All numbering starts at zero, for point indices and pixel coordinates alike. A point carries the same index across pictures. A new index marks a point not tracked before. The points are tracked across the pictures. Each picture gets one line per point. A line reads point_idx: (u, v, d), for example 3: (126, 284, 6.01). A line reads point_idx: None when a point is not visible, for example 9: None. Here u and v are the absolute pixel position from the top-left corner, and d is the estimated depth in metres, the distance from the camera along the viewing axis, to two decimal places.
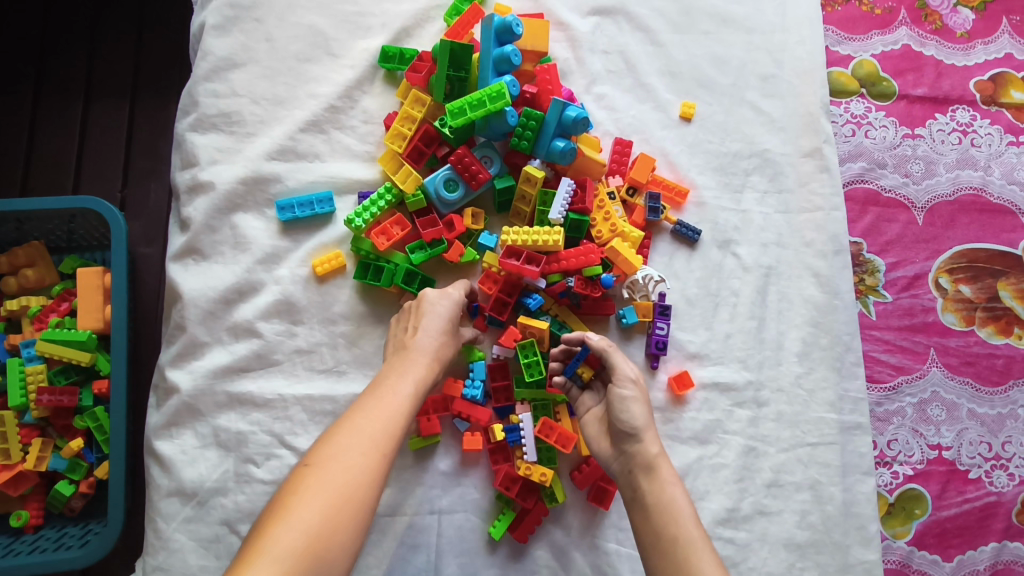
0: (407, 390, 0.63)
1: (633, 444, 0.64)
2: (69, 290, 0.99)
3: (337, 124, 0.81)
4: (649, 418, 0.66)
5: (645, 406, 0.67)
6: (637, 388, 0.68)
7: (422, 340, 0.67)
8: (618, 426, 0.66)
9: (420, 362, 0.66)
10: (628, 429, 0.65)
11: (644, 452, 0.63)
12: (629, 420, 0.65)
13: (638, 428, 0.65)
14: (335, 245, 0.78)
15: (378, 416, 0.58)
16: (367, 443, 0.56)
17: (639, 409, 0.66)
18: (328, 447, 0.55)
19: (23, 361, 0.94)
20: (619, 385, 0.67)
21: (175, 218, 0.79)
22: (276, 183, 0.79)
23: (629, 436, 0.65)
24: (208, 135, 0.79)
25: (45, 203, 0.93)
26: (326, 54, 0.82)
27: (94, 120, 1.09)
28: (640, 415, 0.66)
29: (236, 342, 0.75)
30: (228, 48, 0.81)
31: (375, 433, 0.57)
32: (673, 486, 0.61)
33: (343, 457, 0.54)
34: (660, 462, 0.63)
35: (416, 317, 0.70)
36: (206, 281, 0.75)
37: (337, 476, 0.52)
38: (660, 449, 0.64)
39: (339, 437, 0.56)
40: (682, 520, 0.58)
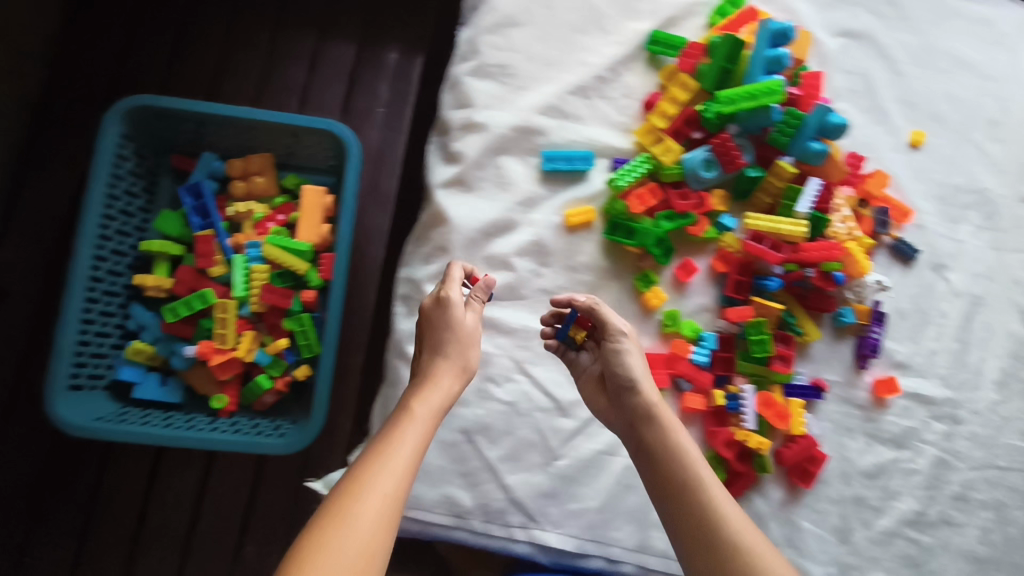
0: (427, 431, 0.61)
1: (631, 398, 0.66)
2: (288, 204, 1.08)
3: (600, 93, 0.86)
4: (645, 369, 0.68)
5: (645, 361, 0.69)
6: (633, 340, 0.70)
7: (440, 374, 0.66)
8: (615, 379, 0.67)
9: (431, 392, 0.64)
10: (626, 383, 0.67)
11: (645, 405, 0.65)
12: (629, 374, 0.67)
13: (637, 383, 0.66)
14: (587, 201, 0.83)
15: (394, 466, 0.56)
16: (396, 482, 0.55)
17: (614, 361, 0.68)
18: (356, 492, 0.54)
19: (246, 258, 1.01)
20: (631, 342, 0.69)
21: (441, 151, 0.85)
22: (541, 136, 0.84)
23: (630, 392, 0.66)
24: (484, 83, 0.85)
25: (294, 120, 1.01)
26: (597, 28, 0.88)
27: (324, 53, 1.19)
28: (637, 369, 0.67)
29: (492, 272, 0.81)
30: (513, 7, 0.87)
31: (390, 484, 0.55)
32: (685, 439, 0.63)
33: (377, 502, 0.53)
34: (660, 411, 0.65)
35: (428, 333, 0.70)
36: (471, 212, 0.82)
37: (370, 518, 0.52)
38: (661, 400, 0.66)
39: (361, 487, 0.54)
40: (700, 468, 0.61)
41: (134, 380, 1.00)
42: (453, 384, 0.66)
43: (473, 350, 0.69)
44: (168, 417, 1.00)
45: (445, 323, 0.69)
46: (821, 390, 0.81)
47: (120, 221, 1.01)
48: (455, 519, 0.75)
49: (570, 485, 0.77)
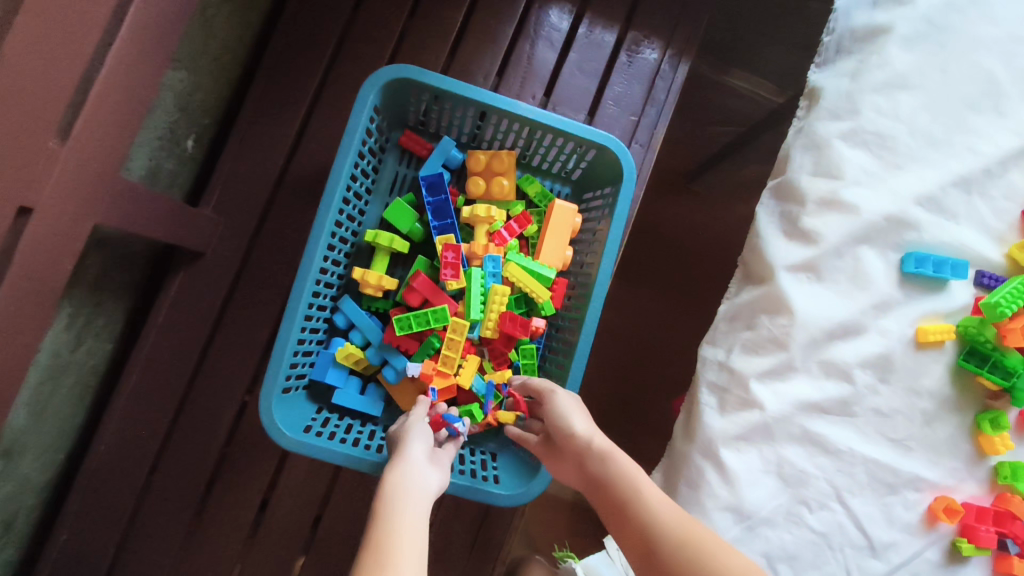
0: (414, 510, 0.56)
1: (565, 434, 0.70)
2: (525, 214, 0.94)
3: (982, 190, 0.73)
4: (586, 418, 0.72)
5: (578, 408, 0.73)
6: (564, 393, 0.75)
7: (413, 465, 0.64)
8: (557, 430, 0.71)
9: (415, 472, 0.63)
10: (565, 430, 0.70)
11: (598, 446, 0.67)
12: (568, 421, 0.70)
13: (574, 427, 0.70)
14: (943, 316, 0.72)
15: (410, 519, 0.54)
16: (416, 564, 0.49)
17: (572, 413, 0.71)
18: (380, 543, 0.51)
19: (483, 274, 0.88)
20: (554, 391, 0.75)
21: (786, 223, 0.74)
22: (913, 231, 0.72)
23: (568, 438, 0.70)
24: (857, 151, 0.72)
25: (572, 127, 0.86)
26: (993, 108, 0.74)
27: (580, 41, 1.03)
28: (564, 409, 0.72)
29: (826, 380, 0.70)
30: (906, 65, 0.73)
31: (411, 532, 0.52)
32: (622, 460, 0.65)
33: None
34: (616, 453, 0.66)
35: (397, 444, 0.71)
36: (818, 308, 0.70)
37: None
38: (604, 441, 0.67)
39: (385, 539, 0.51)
40: (642, 492, 0.61)
41: (337, 385, 0.87)
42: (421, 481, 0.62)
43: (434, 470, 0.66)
44: (369, 431, 0.89)
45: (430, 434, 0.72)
46: None
47: (354, 206, 0.89)
48: None
49: None
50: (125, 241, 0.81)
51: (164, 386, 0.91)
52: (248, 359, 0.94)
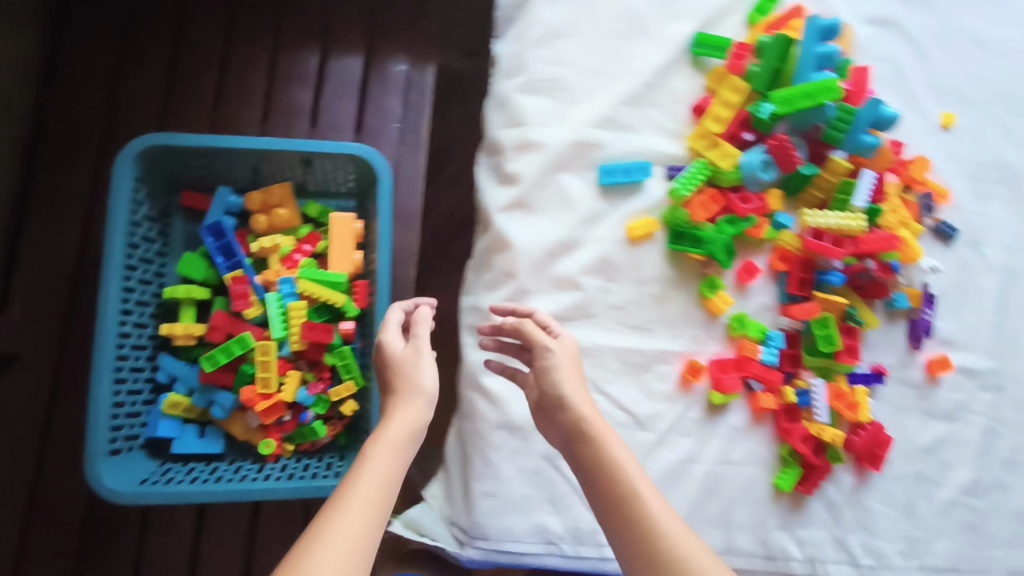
0: (367, 485, 0.57)
1: (556, 402, 0.65)
2: (314, 233, 1.03)
3: (650, 101, 0.85)
4: (582, 387, 0.67)
5: (562, 370, 0.67)
6: (560, 349, 0.69)
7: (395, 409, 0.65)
8: (547, 393, 0.67)
9: (408, 425, 0.64)
10: (555, 399, 0.66)
11: (589, 425, 0.63)
12: (554, 388, 0.66)
13: (567, 398, 0.65)
14: (645, 212, 0.82)
15: (366, 496, 0.56)
16: (354, 548, 0.52)
17: (552, 375, 0.67)
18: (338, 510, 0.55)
19: (280, 296, 0.97)
20: (538, 348, 0.68)
21: (495, 171, 0.83)
22: (598, 149, 0.82)
23: (562, 410, 0.65)
24: (537, 98, 0.82)
25: (318, 145, 0.96)
26: (641, 34, 0.86)
27: (330, 71, 1.12)
28: (561, 373, 0.67)
29: (559, 292, 0.79)
30: (558, 18, 0.84)
31: (367, 514, 0.55)
32: (616, 448, 0.62)
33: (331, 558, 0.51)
34: (592, 424, 0.63)
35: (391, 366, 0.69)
36: (534, 233, 0.80)
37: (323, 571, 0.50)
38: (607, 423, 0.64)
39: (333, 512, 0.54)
40: (631, 481, 0.59)
41: (171, 435, 0.95)
42: (408, 430, 0.64)
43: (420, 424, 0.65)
44: (212, 469, 0.95)
45: (416, 358, 0.69)
46: (882, 375, 0.84)
47: (142, 271, 0.95)
48: (546, 545, 0.75)
49: None
50: None
51: (17, 485, 0.97)
52: None
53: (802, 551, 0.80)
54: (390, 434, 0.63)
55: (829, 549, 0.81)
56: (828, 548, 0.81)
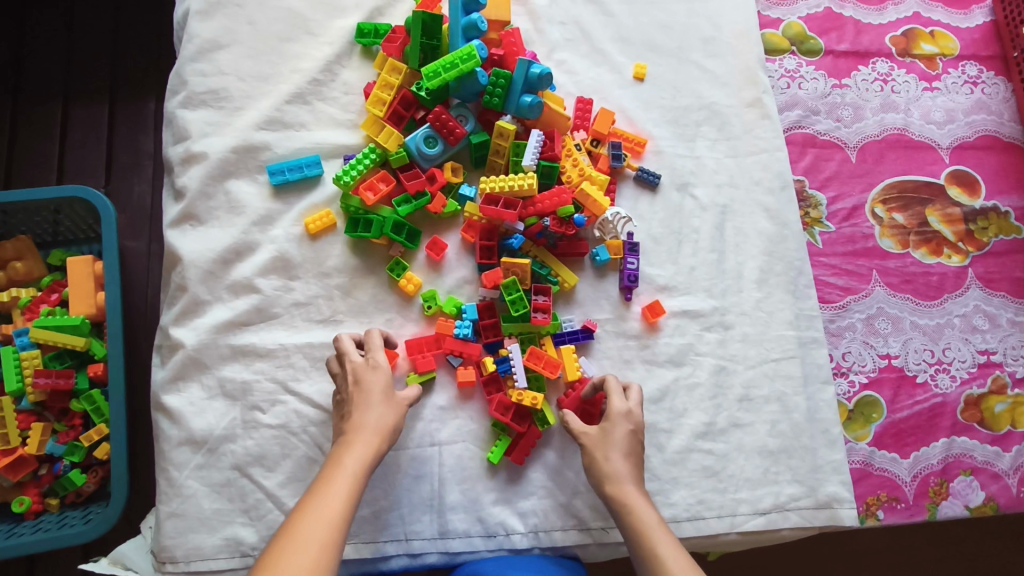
0: (359, 457, 0.63)
1: (595, 474, 0.70)
2: (58, 281, 1.02)
3: (319, 96, 0.86)
4: (631, 459, 0.70)
5: (626, 441, 0.71)
6: (629, 422, 0.72)
7: (359, 417, 0.67)
8: (592, 472, 0.70)
9: (361, 447, 0.64)
10: (603, 479, 0.69)
11: (619, 494, 0.67)
12: (594, 467, 0.70)
13: (604, 474, 0.69)
14: (324, 205, 0.83)
15: (325, 515, 0.56)
16: (335, 517, 0.56)
17: (611, 448, 0.70)
18: (288, 542, 0.53)
19: (17, 349, 0.95)
20: (610, 421, 0.72)
21: (169, 190, 0.83)
22: (267, 150, 0.83)
23: (600, 482, 0.70)
24: (198, 111, 0.84)
25: (38, 193, 0.97)
26: (305, 34, 0.88)
27: (75, 121, 1.13)
28: (613, 442, 0.71)
29: (237, 298, 0.79)
30: (213, 31, 0.86)
31: (322, 532, 0.54)
32: (643, 515, 0.65)
33: (302, 537, 0.53)
34: (630, 495, 0.67)
35: (352, 399, 0.68)
36: (205, 243, 0.79)
37: (303, 547, 0.52)
38: (635, 491, 0.68)
39: (290, 532, 0.53)
40: (655, 546, 0.62)
41: None
42: (377, 439, 0.66)
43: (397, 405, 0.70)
44: None
45: (381, 399, 0.68)
46: (592, 330, 0.82)
47: None
48: (241, 558, 0.72)
49: None
50: None
51: None
52: None
53: (524, 523, 0.76)
54: (365, 408, 0.67)
55: (554, 516, 0.77)
56: (552, 516, 0.77)
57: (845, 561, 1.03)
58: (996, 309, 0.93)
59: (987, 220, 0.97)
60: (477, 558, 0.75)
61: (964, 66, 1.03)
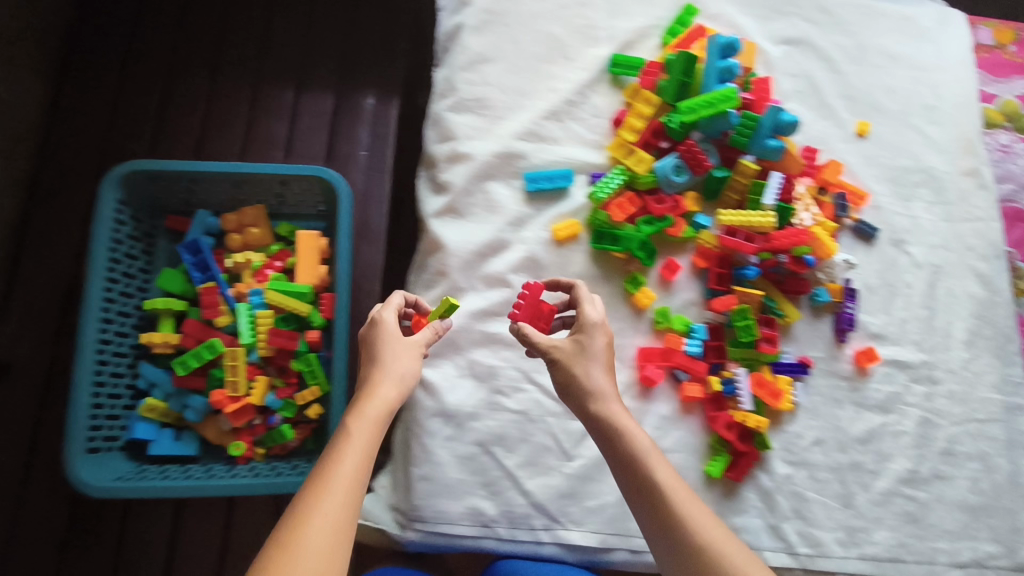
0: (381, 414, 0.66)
1: (576, 387, 0.70)
2: (284, 250, 1.12)
3: (571, 115, 0.93)
4: (609, 375, 0.72)
5: (602, 354, 0.72)
6: (603, 332, 0.73)
7: (376, 374, 0.70)
8: (572, 382, 0.70)
9: (368, 405, 0.67)
10: (602, 392, 0.70)
11: (606, 411, 0.68)
12: (598, 382, 0.70)
13: (602, 389, 0.70)
14: (571, 215, 0.90)
15: (350, 476, 0.60)
16: (356, 478, 0.60)
17: (591, 363, 0.71)
18: (316, 498, 0.57)
19: (250, 306, 1.05)
20: (585, 334, 0.73)
21: (431, 183, 0.91)
22: (523, 159, 0.90)
23: (583, 398, 0.70)
24: (464, 116, 0.91)
25: (281, 168, 1.06)
26: (562, 57, 0.95)
27: (304, 107, 1.25)
28: (591, 355, 0.72)
29: (490, 290, 0.86)
30: (482, 46, 0.94)
31: (350, 489, 0.59)
32: (652, 449, 0.66)
33: (331, 501, 0.57)
34: (620, 420, 0.68)
35: (377, 354, 0.72)
36: (465, 236, 0.87)
37: (331, 512, 0.57)
38: (621, 410, 0.69)
39: (321, 492, 0.58)
40: (654, 472, 0.64)
41: (149, 437, 1.01)
42: (391, 392, 0.69)
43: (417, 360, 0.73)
44: (186, 469, 1.01)
45: (408, 353, 0.73)
46: (808, 366, 0.87)
47: (123, 283, 1.04)
48: (482, 528, 0.78)
49: (587, 483, 0.81)
50: None
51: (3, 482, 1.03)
52: None
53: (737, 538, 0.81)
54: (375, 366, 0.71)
55: (764, 536, 0.81)
56: (762, 535, 0.81)
57: None
58: None
59: None
60: None
61: None
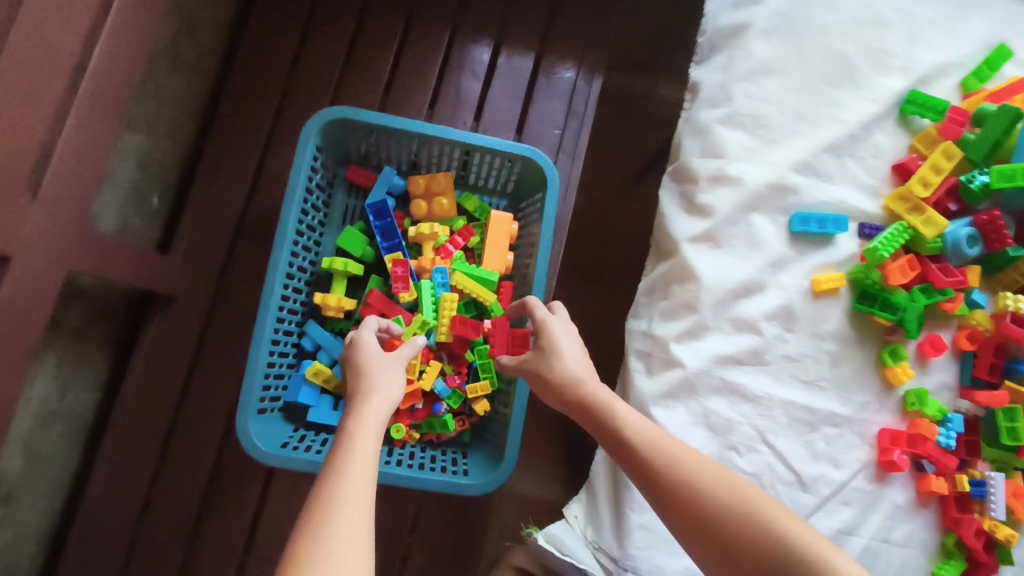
0: (375, 411, 0.65)
1: (559, 377, 0.72)
2: (468, 227, 1.03)
3: (850, 152, 0.83)
4: (581, 360, 0.74)
5: (562, 343, 0.75)
6: (556, 326, 0.77)
7: (366, 376, 0.70)
8: (559, 376, 0.73)
9: (373, 402, 0.66)
10: (575, 379, 0.72)
11: (586, 395, 0.70)
12: (574, 371, 0.72)
13: (577, 377, 0.72)
14: (834, 266, 0.80)
15: (351, 472, 0.57)
16: (366, 475, 0.58)
17: (556, 353, 0.74)
18: (330, 502, 0.55)
19: (433, 284, 0.98)
20: (542, 331, 0.77)
21: (685, 201, 0.82)
22: (794, 194, 0.81)
23: (573, 386, 0.72)
24: (736, 132, 0.82)
25: (489, 142, 0.96)
26: (850, 82, 0.84)
27: (501, 68, 1.14)
28: (556, 345, 0.75)
29: (738, 334, 0.78)
30: (768, 54, 0.83)
31: (360, 483, 0.57)
32: (635, 430, 0.66)
33: (349, 500, 0.55)
34: (612, 410, 0.68)
35: (357, 361, 0.72)
36: (720, 270, 0.78)
37: (351, 513, 0.54)
38: (597, 391, 0.71)
39: (333, 494, 0.55)
40: (629, 432, 0.66)
41: (309, 403, 0.95)
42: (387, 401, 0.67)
43: (389, 362, 0.72)
44: None
45: (384, 358, 0.72)
46: None
47: (309, 236, 0.98)
48: None
49: None
50: (103, 291, 0.89)
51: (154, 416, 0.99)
52: (226, 392, 1.01)
53: None
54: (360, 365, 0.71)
55: None
56: None
57: None
58: None
59: None
60: None
61: None
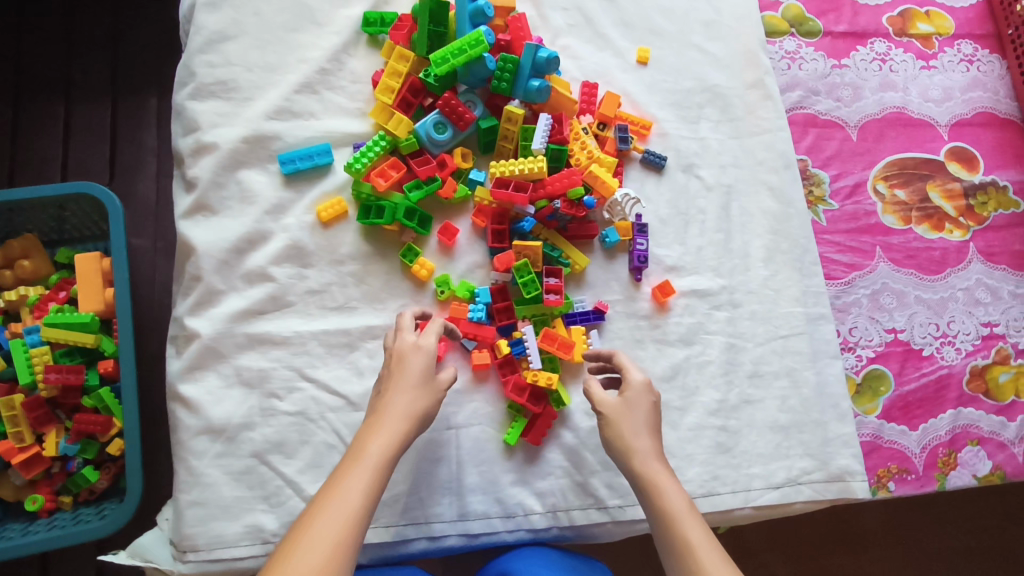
0: (385, 461, 0.60)
1: (620, 447, 0.67)
2: (66, 279, 1.02)
3: (327, 85, 0.85)
4: (653, 422, 0.69)
5: (649, 416, 0.69)
6: (651, 394, 0.70)
7: (392, 397, 0.65)
8: (617, 439, 0.67)
9: (384, 434, 0.62)
10: (631, 438, 0.67)
11: (625, 443, 0.66)
12: (626, 437, 0.67)
13: (632, 444, 0.66)
14: (336, 193, 0.83)
15: (335, 518, 0.53)
16: (348, 521, 0.54)
17: (633, 420, 0.68)
18: (292, 545, 0.51)
19: (27, 343, 0.96)
20: (630, 392, 0.70)
21: (179, 181, 0.81)
22: (277, 140, 0.82)
23: (628, 455, 0.66)
24: (208, 103, 0.81)
25: (41, 190, 0.95)
26: (311, 23, 0.86)
27: (77, 119, 1.13)
28: (637, 417, 0.68)
29: (251, 287, 0.78)
30: (219, 22, 0.83)
31: (337, 527, 0.53)
32: (652, 466, 0.65)
33: (308, 550, 0.51)
34: (638, 447, 0.66)
35: (389, 376, 0.67)
36: (216, 233, 0.79)
37: (305, 563, 0.50)
38: (647, 440, 0.67)
39: (291, 548, 0.51)
40: (666, 494, 0.62)
41: None
42: (410, 425, 0.64)
43: (435, 394, 0.68)
44: None
45: (418, 381, 0.67)
46: (603, 311, 0.83)
47: None
48: (263, 545, 0.73)
49: None
50: None
51: None
52: None
53: (543, 503, 0.78)
54: (401, 385, 0.66)
55: (571, 495, 0.79)
56: (570, 495, 0.79)
57: (856, 541, 1.13)
58: (997, 282, 0.95)
59: (987, 195, 0.99)
60: (497, 539, 0.77)
61: (960, 44, 1.04)
